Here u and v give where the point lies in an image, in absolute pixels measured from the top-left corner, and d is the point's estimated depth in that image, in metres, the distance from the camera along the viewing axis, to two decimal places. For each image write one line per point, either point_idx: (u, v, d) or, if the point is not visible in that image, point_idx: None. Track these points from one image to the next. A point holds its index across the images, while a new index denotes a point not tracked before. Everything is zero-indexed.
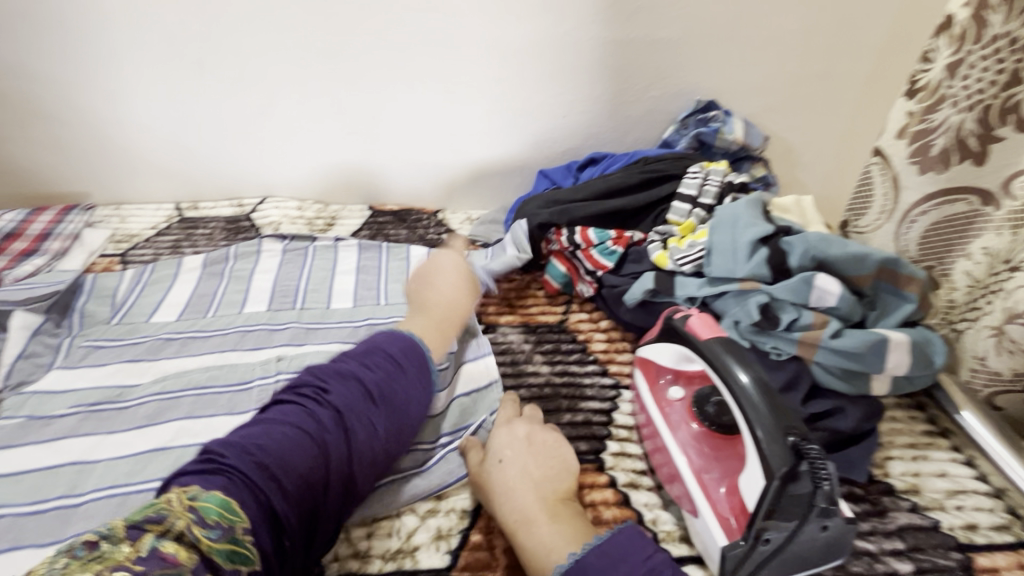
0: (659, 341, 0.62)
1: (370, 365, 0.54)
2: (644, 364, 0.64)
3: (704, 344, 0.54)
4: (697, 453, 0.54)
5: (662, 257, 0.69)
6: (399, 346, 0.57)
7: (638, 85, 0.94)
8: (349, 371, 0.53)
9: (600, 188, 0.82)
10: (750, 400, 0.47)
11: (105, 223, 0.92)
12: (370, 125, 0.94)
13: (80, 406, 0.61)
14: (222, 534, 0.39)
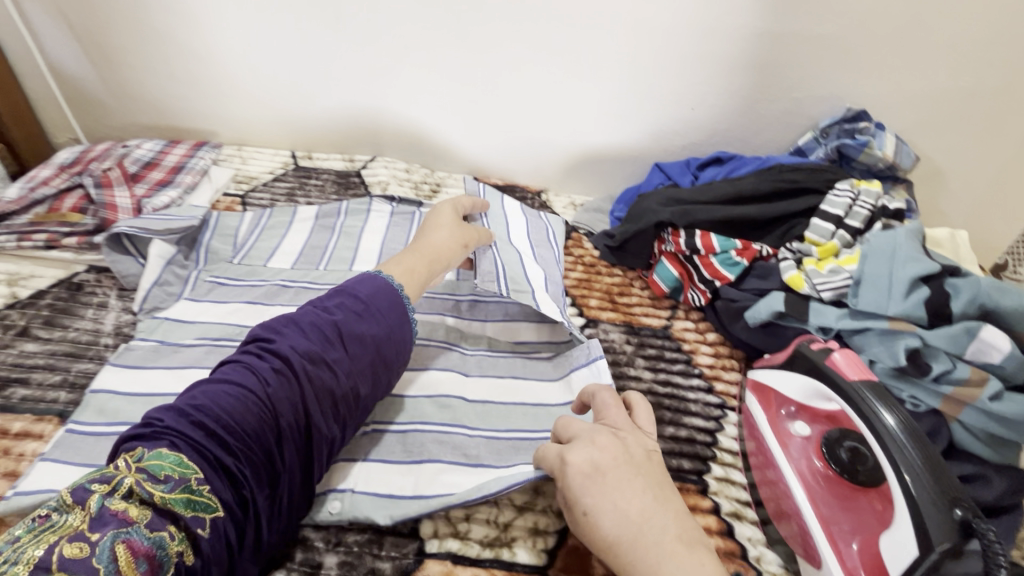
0: (786, 370, 0.58)
1: (331, 316, 0.51)
2: (761, 390, 0.61)
3: (847, 384, 0.51)
4: (821, 498, 0.51)
5: (797, 278, 0.64)
6: (366, 295, 0.54)
7: (782, 84, 0.86)
8: (310, 315, 0.51)
9: (728, 192, 0.77)
10: (902, 448, 0.45)
11: (228, 162, 0.95)
12: (491, 96, 0.92)
13: (205, 339, 0.63)
14: (174, 486, 0.40)
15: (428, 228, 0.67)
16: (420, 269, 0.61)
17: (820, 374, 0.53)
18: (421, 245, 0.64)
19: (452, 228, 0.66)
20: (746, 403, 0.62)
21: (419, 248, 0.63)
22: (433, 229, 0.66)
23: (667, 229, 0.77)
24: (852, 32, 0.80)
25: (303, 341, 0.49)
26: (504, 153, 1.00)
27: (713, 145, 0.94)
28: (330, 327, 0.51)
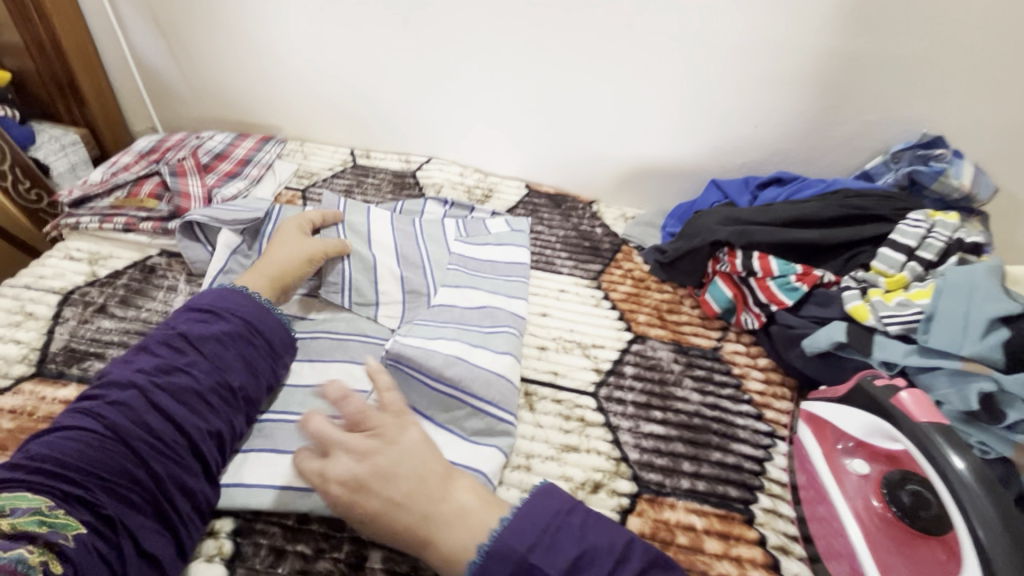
0: (843, 404, 0.56)
1: (177, 329, 0.53)
2: (814, 423, 0.59)
3: (913, 425, 0.49)
4: (878, 542, 0.49)
5: (861, 310, 0.61)
6: (198, 301, 0.56)
7: (851, 105, 0.83)
8: (166, 332, 0.53)
9: (789, 214, 0.74)
10: (970, 492, 0.43)
11: (291, 156, 0.99)
12: (549, 104, 0.92)
13: None
14: (23, 513, 0.39)
15: (281, 239, 0.68)
16: (271, 282, 0.63)
17: (883, 412, 0.51)
18: (267, 258, 0.65)
19: (306, 239, 0.68)
20: (799, 434, 0.60)
21: (278, 260, 0.65)
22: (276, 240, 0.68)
23: (722, 249, 0.76)
24: (931, 55, 0.77)
25: (162, 360, 0.50)
26: (556, 162, 1.00)
27: (773, 165, 0.92)
28: (193, 338, 0.52)
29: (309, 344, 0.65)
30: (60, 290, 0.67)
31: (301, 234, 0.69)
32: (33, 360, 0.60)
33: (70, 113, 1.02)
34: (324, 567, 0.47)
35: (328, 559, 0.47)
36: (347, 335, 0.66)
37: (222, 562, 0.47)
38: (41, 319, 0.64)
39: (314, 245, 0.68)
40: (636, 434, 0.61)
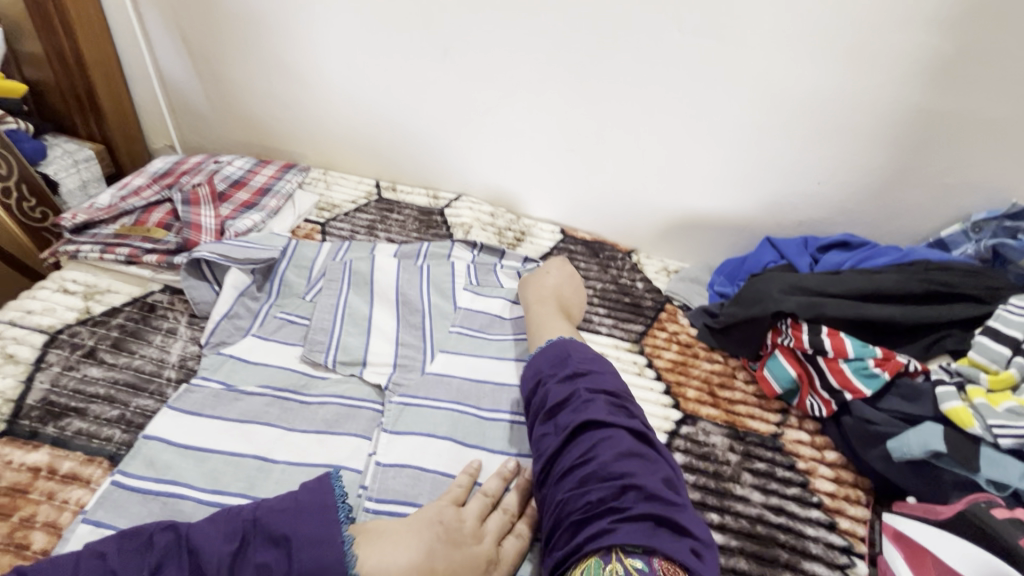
0: (949, 535, 0.48)
1: (263, 559, 0.41)
2: (910, 554, 0.50)
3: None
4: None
5: (964, 412, 0.52)
6: (310, 535, 0.42)
7: (932, 167, 0.75)
8: (259, 550, 0.41)
9: (864, 287, 0.66)
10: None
11: (312, 186, 0.93)
12: (592, 145, 0.86)
13: (267, 389, 0.58)
14: None
15: (473, 548, 0.46)
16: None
17: (1012, 557, 0.44)
18: (437, 548, 0.44)
19: (491, 547, 0.47)
20: (889, 560, 0.52)
21: (437, 548, 0.44)
22: (468, 543, 0.46)
23: (785, 320, 0.67)
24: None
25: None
26: (595, 206, 0.93)
27: (836, 225, 0.84)
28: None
29: (315, 410, 0.57)
30: (48, 329, 0.61)
31: (482, 525, 0.48)
32: (7, 414, 0.53)
33: (87, 127, 0.98)
34: None
35: None
36: (362, 401, 0.59)
37: None
38: (23, 363, 0.57)
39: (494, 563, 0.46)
40: None
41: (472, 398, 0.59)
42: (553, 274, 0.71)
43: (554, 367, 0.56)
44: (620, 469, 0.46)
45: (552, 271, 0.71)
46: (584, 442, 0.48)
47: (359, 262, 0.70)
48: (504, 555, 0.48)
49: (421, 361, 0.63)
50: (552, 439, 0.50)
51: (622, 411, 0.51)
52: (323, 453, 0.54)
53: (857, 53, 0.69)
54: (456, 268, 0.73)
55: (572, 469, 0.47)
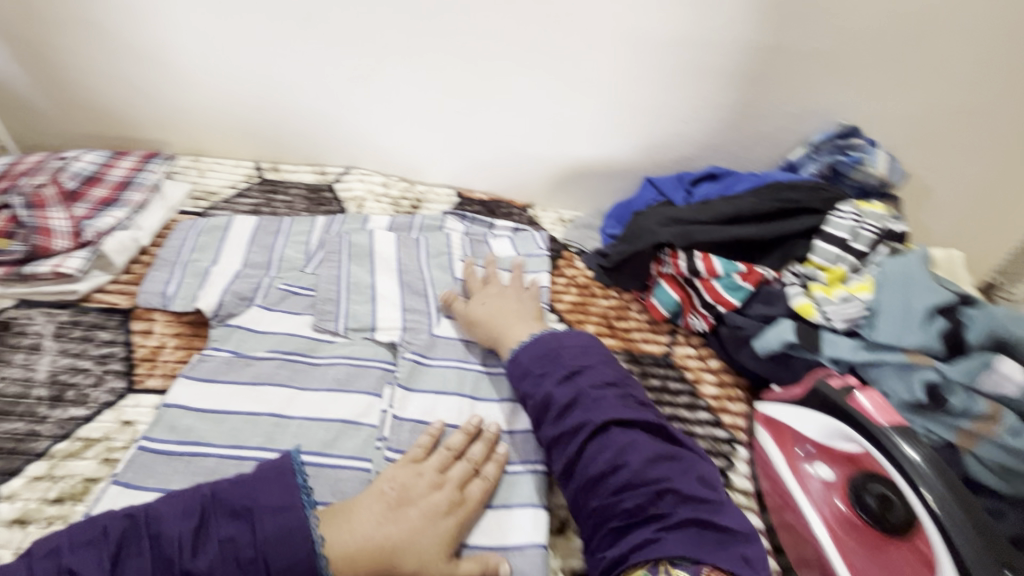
0: (799, 406, 0.56)
1: (228, 533, 0.42)
2: (774, 431, 0.59)
3: (878, 429, 0.49)
4: (848, 550, 0.50)
5: (807, 306, 0.61)
6: (267, 505, 0.43)
7: (776, 98, 0.84)
8: (222, 522, 0.42)
9: (727, 211, 0.73)
10: (926, 480, 0.45)
11: (184, 174, 0.87)
12: (474, 104, 0.88)
13: (278, 352, 0.61)
14: None
15: (433, 499, 0.48)
16: (376, 552, 0.44)
17: (839, 412, 0.52)
18: (402, 515, 0.46)
19: (452, 492, 0.49)
20: (757, 438, 0.60)
21: (399, 518, 0.46)
22: (429, 497, 0.48)
23: (665, 251, 0.73)
24: (841, 50, 0.78)
25: (206, 561, 0.40)
26: (487, 166, 0.95)
27: (705, 160, 0.91)
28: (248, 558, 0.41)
29: (249, 391, 0.56)
30: None
31: (442, 475, 0.51)
32: None
33: None
34: None
35: None
36: (265, 380, 0.57)
37: None
38: None
39: (457, 513, 0.48)
40: None
41: (476, 357, 0.64)
42: (493, 304, 0.67)
43: (544, 367, 0.57)
44: (654, 475, 0.49)
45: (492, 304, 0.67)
46: (608, 447, 0.51)
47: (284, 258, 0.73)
48: (469, 497, 0.50)
49: (427, 324, 0.67)
50: (569, 442, 0.52)
51: (630, 402, 0.54)
52: (225, 434, 0.52)
53: None
54: (376, 240, 0.76)
55: (605, 474, 0.50)
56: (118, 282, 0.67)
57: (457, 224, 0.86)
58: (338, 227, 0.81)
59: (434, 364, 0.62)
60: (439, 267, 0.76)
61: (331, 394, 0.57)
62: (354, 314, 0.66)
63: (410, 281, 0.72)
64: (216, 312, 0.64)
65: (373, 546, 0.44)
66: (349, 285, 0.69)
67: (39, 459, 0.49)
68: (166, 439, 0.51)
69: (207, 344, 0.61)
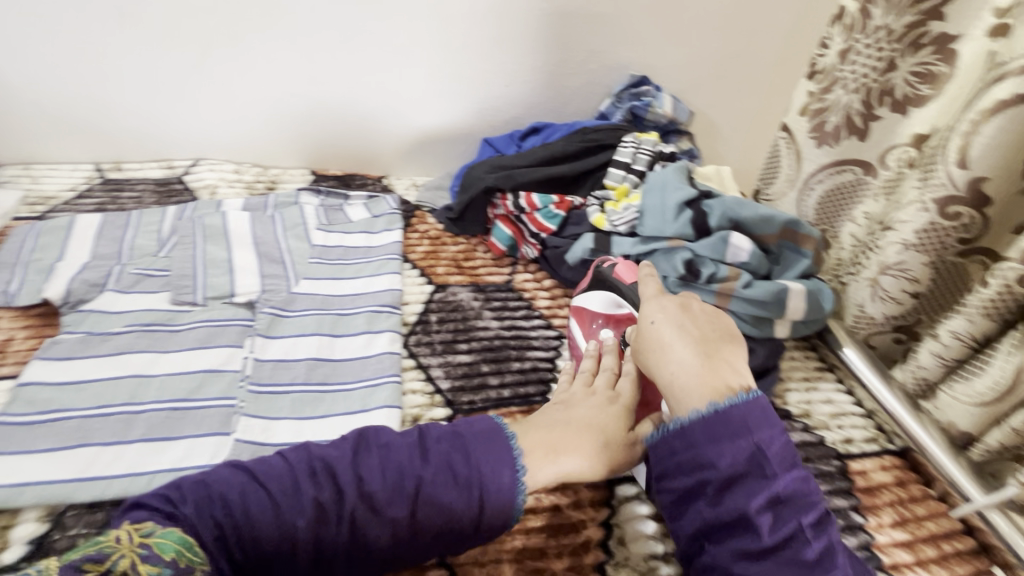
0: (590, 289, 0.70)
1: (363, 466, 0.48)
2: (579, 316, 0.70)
3: (630, 288, 0.66)
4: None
5: (600, 219, 0.76)
6: (329, 459, 0.48)
7: (576, 58, 0.98)
8: (368, 456, 0.49)
9: (542, 155, 0.87)
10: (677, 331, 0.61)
11: (14, 183, 0.85)
12: (312, 87, 0.94)
13: (135, 325, 0.65)
14: None
15: (593, 399, 0.58)
16: (544, 446, 0.52)
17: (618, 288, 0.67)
18: (575, 415, 0.56)
19: (606, 391, 0.59)
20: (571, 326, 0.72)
21: (576, 414, 0.56)
22: (588, 401, 0.58)
23: (496, 195, 0.85)
24: (619, 11, 0.94)
25: (306, 514, 0.45)
26: (337, 145, 1.02)
27: (532, 118, 1.05)
28: (335, 500, 0.46)
29: (108, 361, 0.61)
30: None
31: (592, 386, 0.60)
32: None
33: None
34: None
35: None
36: (126, 350, 0.62)
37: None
38: None
39: (618, 402, 0.58)
40: (448, 366, 0.68)
41: (331, 304, 0.73)
42: (668, 323, 0.57)
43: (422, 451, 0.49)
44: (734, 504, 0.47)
45: (666, 329, 0.57)
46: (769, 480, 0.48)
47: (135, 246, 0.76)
48: (623, 390, 0.59)
49: (285, 283, 0.74)
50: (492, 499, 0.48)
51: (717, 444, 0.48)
52: (87, 398, 0.57)
53: None
54: (229, 219, 0.81)
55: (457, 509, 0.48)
56: None
57: (312, 198, 0.92)
58: (190, 213, 0.84)
59: (292, 315, 0.70)
60: (295, 236, 0.82)
61: (194, 351, 0.63)
62: (212, 284, 0.71)
63: (266, 251, 0.78)
64: (66, 299, 0.67)
65: (554, 439, 0.53)
66: (204, 261, 0.74)
67: None
68: (26, 411, 0.55)
69: (60, 329, 0.64)
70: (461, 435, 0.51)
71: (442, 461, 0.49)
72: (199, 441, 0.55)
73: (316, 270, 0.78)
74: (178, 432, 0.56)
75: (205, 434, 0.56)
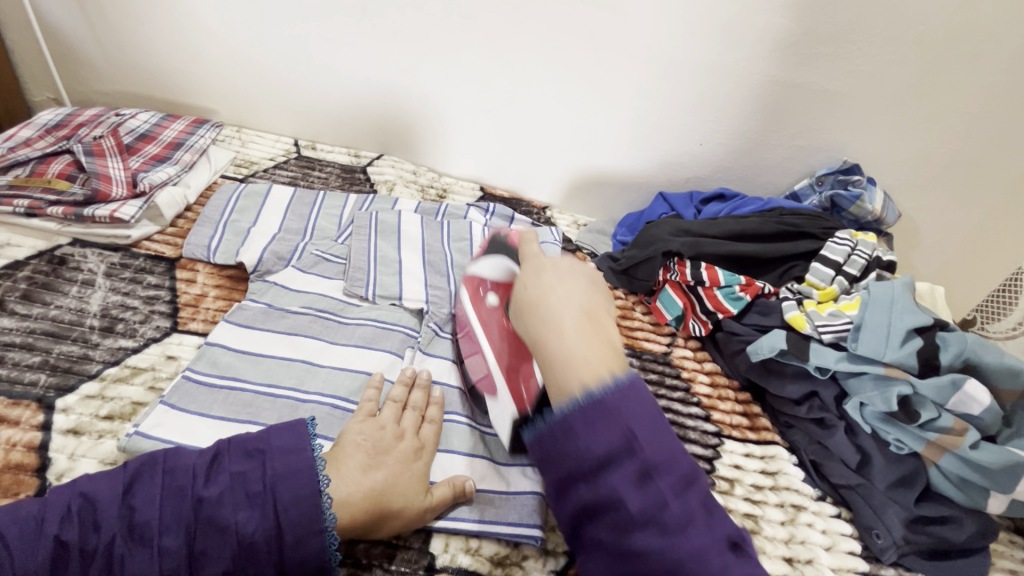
0: (485, 258, 0.68)
1: (238, 469, 0.44)
2: (471, 291, 0.67)
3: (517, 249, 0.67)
4: (496, 330, 0.62)
5: (799, 319, 0.67)
6: (142, 502, 0.42)
7: (786, 131, 0.90)
8: (149, 488, 0.42)
9: (734, 228, 0.79)
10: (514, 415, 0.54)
11: (227, 143, 0.92)
12: (507, 107, 0.94)
13: (310, 309, 0.66)
14: None
15: (400, 447, 0.51)
16: (363, 502, 0.46)
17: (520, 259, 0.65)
18: (381, 470, 0.48)
19: (413, 439, 0.53)
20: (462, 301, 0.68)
21: (372, 468, 0.48)
22: (395, 446, 0.51)
23: (673, 259, 0.79)
24: (851, 92, 0.85)
25: (179, 537, 0.41)
26: (509, 166, 1.02)
27: (714, 181, 0.98)
28: (217, 508, 0.42)
29: (283, 339, 0.62)
30: None
31: (400, 425, 0.54)
32: None
33: None
34: None
35: None
36: (299, 332, 0.63)
37: None
38: None
39: (423, 454, 0.52)
40: None
41: None
42: (540, 282, 0.50)
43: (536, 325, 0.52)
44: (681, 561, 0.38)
45: (556, 288, 0.49)
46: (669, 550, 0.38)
47: (319, 228, 0.78)
48: (426, 439, 0.54)
49: (448, 299, 0.72)
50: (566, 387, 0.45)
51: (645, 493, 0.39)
52: (261, 373, 0.58)
53: (729, 29, 0.81)
54: (403, 220, 0.80)
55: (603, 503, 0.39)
56: (165, 233, 0.71)
57: (480, 214, 0.91)
58: (369, 206, 0.85)
59: (450, 335, 0.69)
60: (461, 250, 0.81)
61: (359, 350, 0.63)
62: (382, 283, 0.71)
63: (434, 260, 0.77)
64: (255, 267, 0.69)
65: (364, 492, 0.46)
66: (376, 257, 0.74)
67: (92, 379, 0.54)
68: (209, 372, 0.56)
69: (246, 295, 0.66)
70: (265, 453, 0.45)
71: (273, 474, 0.44)
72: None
73: None
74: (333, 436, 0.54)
75: None
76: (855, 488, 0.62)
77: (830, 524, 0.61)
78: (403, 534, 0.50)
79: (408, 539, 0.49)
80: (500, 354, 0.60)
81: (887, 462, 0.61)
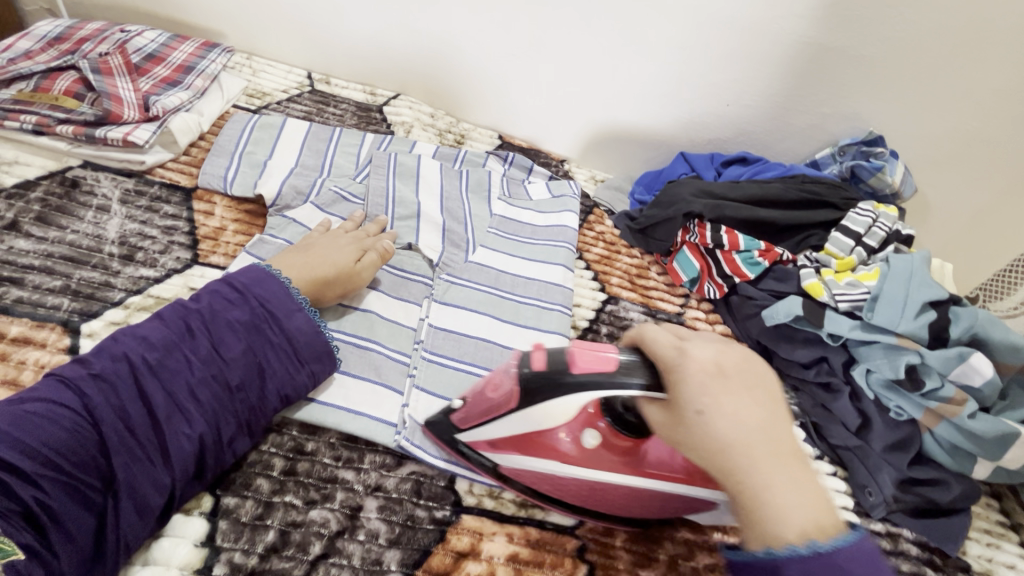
0: (524, 411, 0.49)
1: (226, 299, 0.50)
2: (517, 439, 0.51)
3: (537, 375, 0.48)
4: (608, 467, 0.50)
5: (817, 287, 0.69)
6: (161, 338, 0.46)
7: (816, 96, 0.89)
8: (161, 331, 0.47)
9: (757, 193, 0.79)
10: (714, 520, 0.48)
11: (238, 71, 0.87)
12: (534, 52, 0.90)
13: None
14: None
15: (339, 239, 0.62)
16: (304, 275, 0.56)
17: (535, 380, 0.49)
18: (311, 252, 0.59)
19: (358, 241, 0.63)
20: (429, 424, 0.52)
21: (302, 253, 0.59)
22: (335, 242, 0.61)
23: (694, 221, 0.78)
24: (888, 59, 0.83)
25: (200, 362, 0.47)
26: (529, 116, 0.99)
27: (737, 144, 0.96)
28: (221, 334, 0.48)
29: None
30: None
31: (355, 234, 0.65)
32: None
33: None
34: (319, 516, 0.46)
35: (321, 509, 0.47)
36: None
37: (203, 516, 0.45)
38: None
39: (360, 251, 0.62)
40: None
41: (506, 285, 0.70)
42: (727, 412, 0.39)
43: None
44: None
45: (702, 350, 0.42)
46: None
47: (337, 166, 0.76)
48: (372, 242, 0.64)
49: (464, 248, 0.72)
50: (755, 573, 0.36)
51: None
52: None
53: None
54: (422, 163, 0.77)
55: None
56: (179, 161, 0.69)
57: (498, 163, 0.89)
58: (387, 147, 0.82)
59: (464, 283, 0.68)
60: (479, 198, 0.79)
61: (382, 296, 0.64)
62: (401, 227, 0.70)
63: (452, 207, 0.76)
64: (274, 202, 0.67)
65: (306, 269, 0.57)
66: (395, 199, 0.73)
67: (116, 307, 0.53)
68: None
69: (264, 230, 0.64)
70: (239, 286, 0.51)
71: (256, 300, 0.51)
72: (373, 389, 0.56)
73: (495, 241, 0.75)
74: (356, 371, 0.56)
75: (381, 386, 0.56)
76: (852, 450, 0.65)
77: (827, 482, 0.64)
78: (430, 473, 0.52)
79: (433, 477, 0.52)
80: (603, 500, 0.50)
81: (886, 426, 0.64)
